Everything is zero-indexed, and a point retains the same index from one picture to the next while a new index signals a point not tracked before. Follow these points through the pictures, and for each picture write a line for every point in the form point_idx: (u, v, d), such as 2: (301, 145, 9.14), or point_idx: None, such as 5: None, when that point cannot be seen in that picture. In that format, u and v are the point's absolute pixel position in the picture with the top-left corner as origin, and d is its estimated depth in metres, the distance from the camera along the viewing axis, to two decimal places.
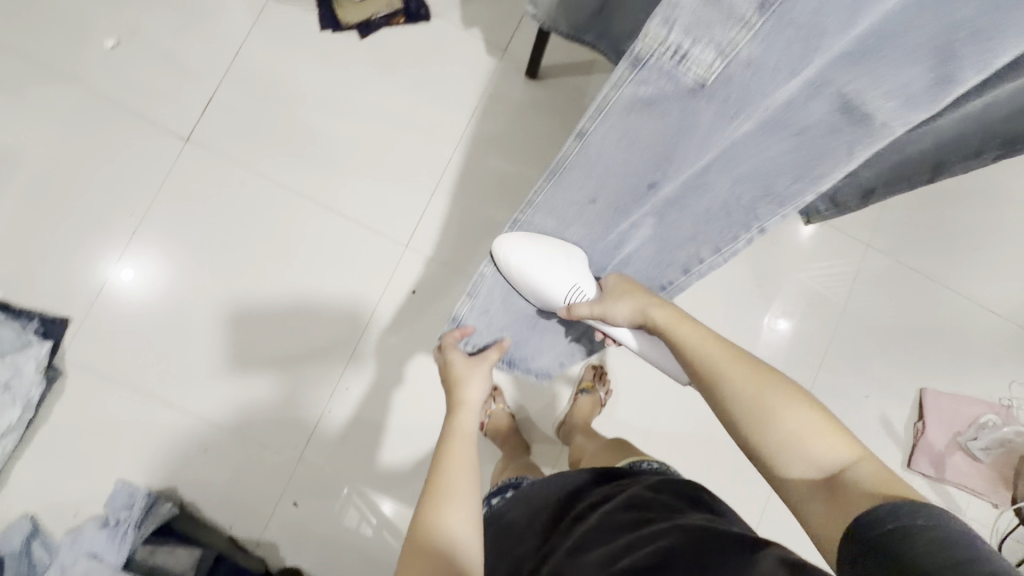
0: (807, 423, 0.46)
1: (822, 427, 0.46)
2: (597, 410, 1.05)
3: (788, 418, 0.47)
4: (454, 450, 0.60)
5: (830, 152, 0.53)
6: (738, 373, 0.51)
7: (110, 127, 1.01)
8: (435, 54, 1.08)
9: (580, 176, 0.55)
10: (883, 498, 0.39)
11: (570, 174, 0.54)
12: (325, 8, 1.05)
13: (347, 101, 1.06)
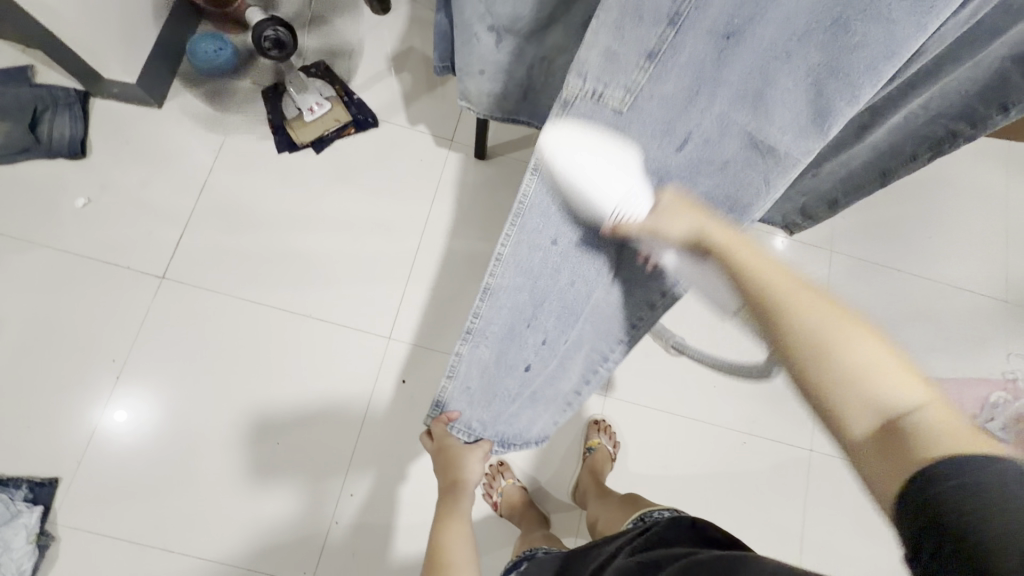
0: (871, 361, 0.40)
1: (889, 365, 0.40)
2: (608, 465, 1.03)
3: (852, 352, 0.41)
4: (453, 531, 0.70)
5: (751, 187, 0.53)
6: (805, 302, 0.45)
7: (86, 280, 1.04)
8: (388, 154, 1.15)
9: (540, 216, 0.55)
10: (958, 446, 0.32)
11: (530, 216, 0.55)
12: (279, 131, 1.11)
13: (312, 213, 1.11)
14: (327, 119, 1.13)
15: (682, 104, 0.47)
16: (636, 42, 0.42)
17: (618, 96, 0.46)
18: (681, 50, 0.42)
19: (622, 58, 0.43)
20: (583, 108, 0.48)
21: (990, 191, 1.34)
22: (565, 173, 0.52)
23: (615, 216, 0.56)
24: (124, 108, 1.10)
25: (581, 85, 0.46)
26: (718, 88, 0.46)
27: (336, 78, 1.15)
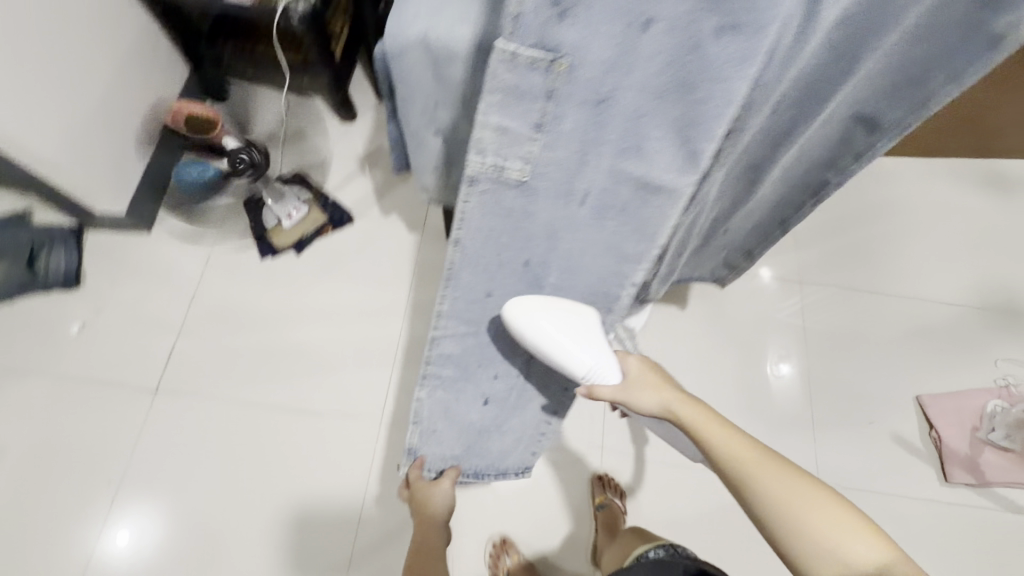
0: (829, 520, 0.54)
1: (844, 519, 0.54)
2: (621, 519, 1.01)
3: (818, 520, 0.54)
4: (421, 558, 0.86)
5: (652, 218, 0.60)
6: (765, 473, 0.57)
7: (81, 404, 1.06)
8: (365, 246, 1.22)
9: (470, 274, 0.64)
10: None
11: (460, 276, 0.64)
12: (261, 238, 1.19)
13: (297, 310, 1.16)
14: (305, 222, 1.20)
15: (571, 163, 0.55)
16: (524, 116, 0.52)
17: (518, 167, 0.55)
18: (559, 124, 0.52)
19: (513, 139, 0.53)
20: (488, 181, 0.57)
21: (947, 203, 1.38)
22: (483, 231, 0.61)
23: (538, 264, 0.66)
24: (115, 235, 1.17)
25: (484, 160, 0.55)
26: (594, 148, 0.54)
27: (311, 181, 1.24)
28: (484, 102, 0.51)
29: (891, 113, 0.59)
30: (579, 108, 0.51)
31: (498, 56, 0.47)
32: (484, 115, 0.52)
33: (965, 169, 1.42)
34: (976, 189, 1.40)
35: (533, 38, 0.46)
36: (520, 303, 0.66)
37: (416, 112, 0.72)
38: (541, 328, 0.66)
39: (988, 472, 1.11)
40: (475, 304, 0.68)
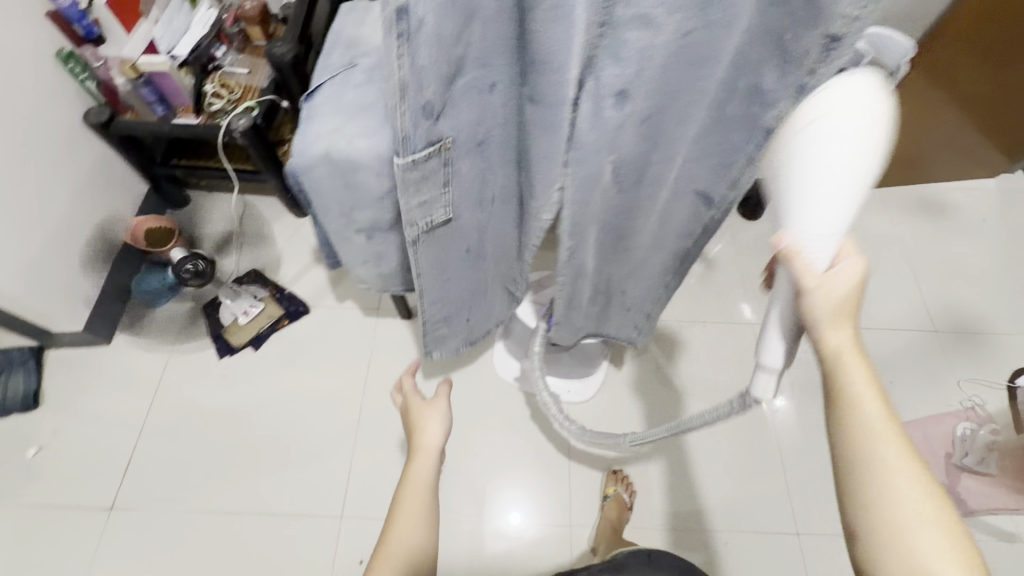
0: (942, 552, 0.39)
1: (960, 563, 0.39)
2: (625, 514, 1.05)
3: (926, 546, 0.39)
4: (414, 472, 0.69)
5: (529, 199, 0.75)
6: (897, 460, 0.41)
7: (36, 530, 1.04)
8: (321, 334, 1.24)
9: (435, 278, 0.79)
10: None
11: (429, 281, 0.79)
12: (219, 337, 1.21)
13: (255, 406, 1.16)
14: (261, 317, 1.23)
15: (468, 188, 0.68)
16: (427, 176, 0.61)
17: (440, 208, 0.66)
18: (458, 165, 0.63)
19: (430, 174, 0.61)
20: (427, 223, 0.67)
21: (884, 232, 1.44)
22: (434, 259, 0.76)
23: (476, 248, 0.81)
24: (75, 352, 1.19)
25: (416, 208, 0.64)
26: (478, 174, 0.66)
27: (266, 276, 1.28)
28: (399, 151, 0.56)
29: (714, 191, 0.60)
30: (470, 146, 0.62)
31: (392, 112, 0.52)
32: (403, 160, 0.58)
33: (894, 198, 1.49)
34: (908, 216, 1.47)
35: (426, 98, 0.52)
36: (815, 104, 0.42)
37: (333, 217, 0.77)
38: (795, 170, 0.42)
39: (969, 500, 1.07)
40: (447, 286, 0.84)
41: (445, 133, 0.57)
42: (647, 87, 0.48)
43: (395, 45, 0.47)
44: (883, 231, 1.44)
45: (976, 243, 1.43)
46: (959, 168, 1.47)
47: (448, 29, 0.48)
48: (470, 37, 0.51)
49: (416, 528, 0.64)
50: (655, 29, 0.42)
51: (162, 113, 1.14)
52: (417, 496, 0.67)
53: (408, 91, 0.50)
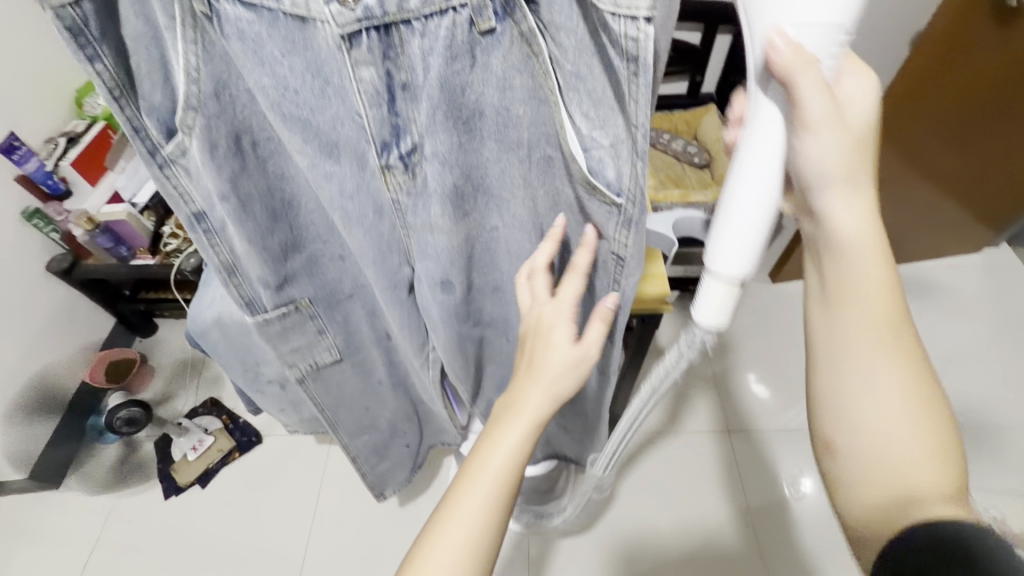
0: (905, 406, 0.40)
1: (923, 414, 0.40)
2: None
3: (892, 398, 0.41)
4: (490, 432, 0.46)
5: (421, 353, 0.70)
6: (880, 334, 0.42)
7: None
8: (273, 467, 1.20)
9: (346, 414, 0.78)
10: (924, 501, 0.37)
11: (340, 417, 0.77)
12: (167, 476, 1.18)
13: (197, 555, 1.10)
14: (210, 452, 1.20)
15: (353, 338, 0.68)
16: (299, 334, 0.62)
17: (323, 357, 0.67)
18: (327, 318, 0.63)
19: (296, 326, 0.61)
20: (310, 371, 0.67)
21: None
22: (336, 402, 0.75)
23: (391, 385, 0.78)
24: (22, 503, 1.16)
25: (296, 367, 0.66)
26: (356, 322, 0.66)
27: (220, 407, 1.26)
28: (247, 312, 0.58)
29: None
30: (341, 306, 0.63)
31: (226, 284, 0.55)
32: (255, 318, 0.58)
33: None
34: None
35: (255, 275, 0.54)
36: None
37: (239, 372, 0.76)
38: None
39: None
40: (366, 428, 0.82)
41: (298, 293, 0.58)
42: (467, 273, 0.53)
43: (203, 237, 0.51)
44: None
45: (967, 327, 1.34)
46: (936, 248, 1.41)
47: (253, 227, 0.49)
48: (293, 222, 0.53)
49: (511, 460, 0.44)
50: (443, 234, 0.47)
51: (123, 254, 1.17)
52: (522, 428, 0.45)
53: (236, 268, 0.54)
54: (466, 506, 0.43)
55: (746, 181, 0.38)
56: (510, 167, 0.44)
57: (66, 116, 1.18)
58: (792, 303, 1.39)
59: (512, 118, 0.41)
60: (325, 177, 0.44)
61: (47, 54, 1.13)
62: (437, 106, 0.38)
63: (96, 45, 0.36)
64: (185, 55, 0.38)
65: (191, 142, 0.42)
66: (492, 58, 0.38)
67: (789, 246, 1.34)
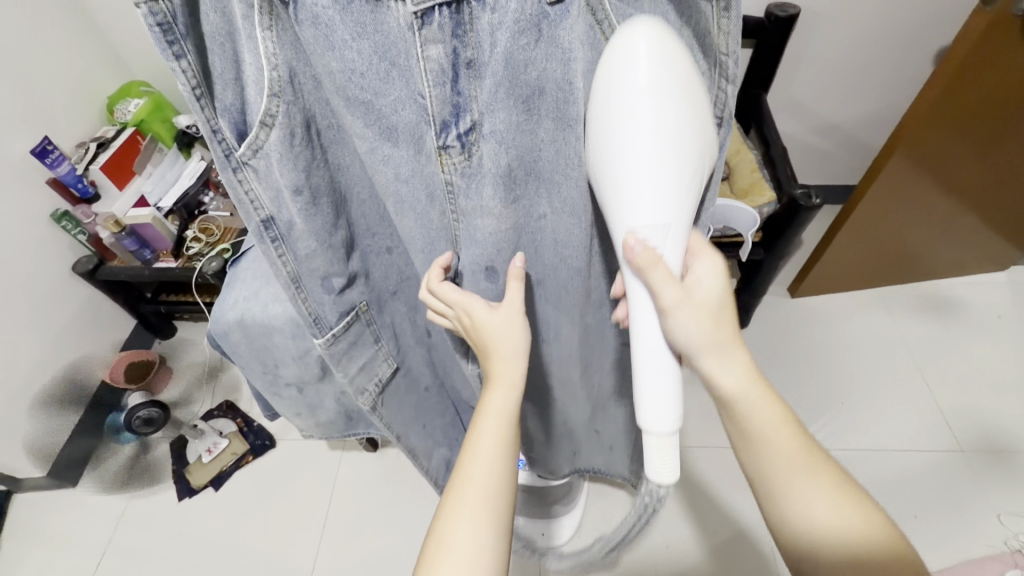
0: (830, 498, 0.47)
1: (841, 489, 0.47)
2: None
3: (817, 499, 0.46)
4: (474, 426, 0.48)
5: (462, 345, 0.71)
6: (787, 442, 0.47)
7: None
8: (287, 471, 1.20)
9: (408, 427, 0.79)
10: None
11: (404, 433, 0.78)
12: (181, 478, 1.18)
13: (208, 559, 1.10)
14: (224, 455, 1.21)
15: (398, 338, 0.69)
16: (364, 346, 0.64)
17: (383, 368, 0.68)
18: (380, 314, 0.64)
19: (358, 337, 0.62)
20: (374, 388, 0.68)
21: (887, 336, 1.33)
22: (395, 415, 0.75)
23: (435, 384, 0.81)
24: (41, 500, 1.17)
25: (364, 388, 0.67)
26: (396, 320, 0.68)
27: (234, 410, 1.27)
28: (315, 333, 0.58)
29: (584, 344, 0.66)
30: (388, 307, 0.66)
31: (295, 301, 0.55)
32: (324, 339, 0.59)
33: (896, 298, 1.40)
34: (912, 316, 1.36)
35: (320, 278, 0.55)
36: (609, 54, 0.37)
37: (258, 374, 0.76)
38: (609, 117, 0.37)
39: None
40: (423, 434, 0.83)
41: (357, 298, 0.60)
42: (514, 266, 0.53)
43: (270, 248, 0.51)
44: (888, 335, 1.33)
45: (993, 344, 1.31)
46: (962, 264, 1.38)
47: (320, 221, 0.50)
48: (350, 217, 0.54)
49: (496, 458, 0.46)
50: (495, 219, 0.47)
51: (147, 257, 1.20)
52: (498, 424, 0.47)
53: (301, 280, 0.54)
54: (462, 516, 0.44)
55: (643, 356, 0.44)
56: (564, 148, 0.44)
57: (98, 122, 1.22)
58: (812, 318, 1.37)
59: (573, 94, 0.41)
60: (383, 161, 0.46)
61: (83, 63, 1.17)
62: (504, 80, 0.39)
63: (182, 42, 0.36)
64: (263, 41, 0.39)
65: (269, 136, 0.43)
66: (559, 30, 0.38)
67: (809, 262, 1.32)
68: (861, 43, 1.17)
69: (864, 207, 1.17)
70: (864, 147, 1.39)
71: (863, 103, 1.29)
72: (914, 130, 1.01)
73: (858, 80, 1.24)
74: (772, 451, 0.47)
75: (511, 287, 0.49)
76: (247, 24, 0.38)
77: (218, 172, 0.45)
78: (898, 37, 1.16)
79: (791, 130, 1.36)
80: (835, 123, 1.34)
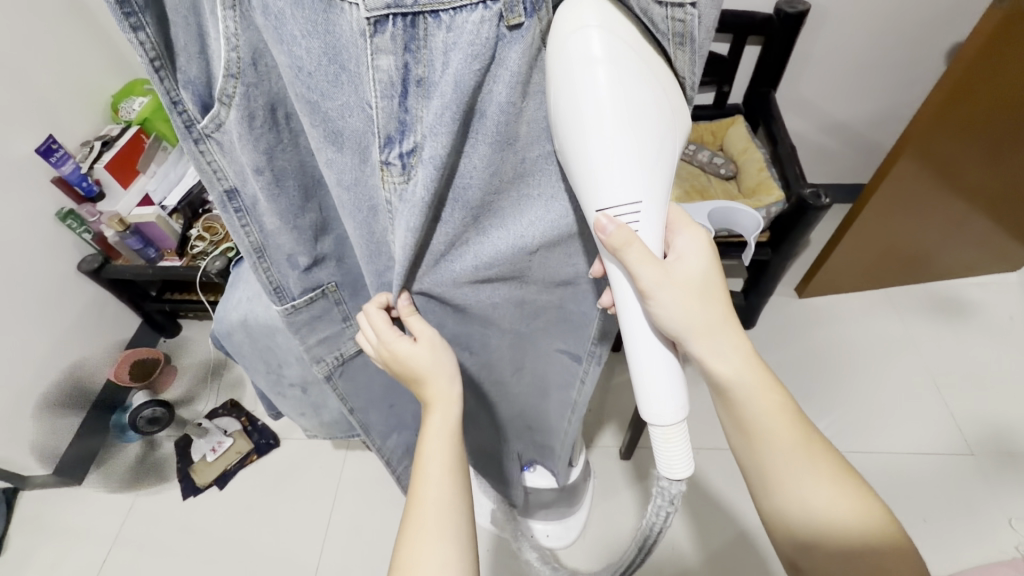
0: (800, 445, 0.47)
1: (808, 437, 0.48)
2: None
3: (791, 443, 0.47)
4: (419, 452, 0.51)
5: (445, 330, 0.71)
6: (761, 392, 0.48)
7: None
8: (291, 470, 1.20)
9: (378, 411, 0.78)
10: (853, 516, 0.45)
11: (370, 415, 0.77)
12: (185, 477, 1.18)
13: (212, 557, 1.10)
14: (229, 453, 1.21)
15: None
16: (326, 321, 0.62)
17: (351, 348, 0.67)
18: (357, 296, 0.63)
19: (323, 313, 0.61)
20: (335, 361, 0.67)
21: (895, 337, 1.32)
22: (360, 395, 0.74)
23: None
24: (46, 497, 1.18)
25: (325, 361, 0.66)
26: None
27: (238, 408, 1.28)
28: (274, 300, 0.57)
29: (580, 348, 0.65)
30: (365, 292, 0.64)
31: (256, 270, 0.54)
32: (283, 307, 0.58)
33: (905, 299, 1.38)
34: (921, 317, 1.35)
35: (286, 254, 0.54)
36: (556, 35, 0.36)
37: (262, 374, 0.76)
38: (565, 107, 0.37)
39: None
40: (396, 422, 0.82)
41: (325, 277, 0.59)
42: (492, 262, 0.51)
43: (233, 218, 0.50)
44: (897, 336, 1.32)
45: (1004, 346, 1.29)
46: (972, 264, 1.36)
47: (284, 202, 0.50)
48: (323, 203, 0.53)
49: (450, 477, 0.50)
50: (452, 223, 0.47)
51: (152, 255, 1.20)
52: (443, 441, 0.51)
53: (266, 251, 0.53)
54: (425, 541, 0.46)
55: (633, 334, 0.46)
56: (500, 164, 0.44)
57: (101, 121, 1.22)
58: (820, 318, 1.36)
59: (515, 114, 0.40)
60: (327, 163, 0.45)
61: (86, 61, 1.16)
62: (448, 103, 0.37)
63: (141, 14, 0.36)
64: (223, 20, 0.37)
65: (230, 113, 0.42)
66: (508, 52, 0.37)
67: (814, 266, 1.32)
68: (870, 40, 1.15)
69: (872, 208, 1.15)
70: (873, 146, 1.37)
71: (872, 100, 1.27)
72: (922, 131, 1.00)
73: (867, 77, 1.22)
74: (759, 418, 0.47)
75: (411, 321, 0.54)
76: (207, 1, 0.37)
77: (180, 141, 0.44)
78: (908, 33, 1.14)
79: (799, 128, 1.34)
80: (843, 122, 1.32)
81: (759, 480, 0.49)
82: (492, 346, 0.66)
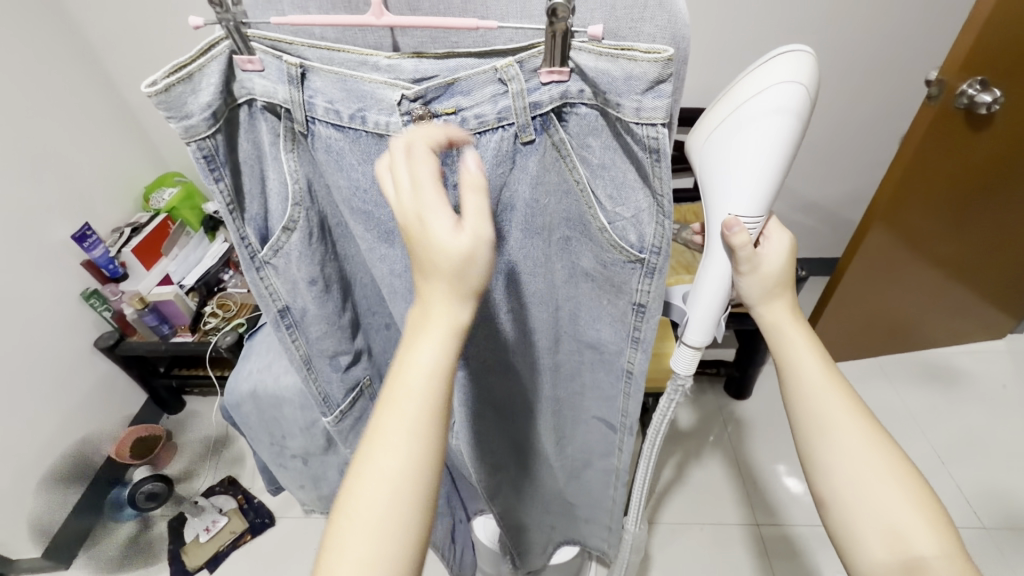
0: (873, 449, 0.46)
1: (884, 443, 0.46)
2: None
3: (859, 444, 0.46)
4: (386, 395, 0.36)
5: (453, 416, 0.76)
6: (834, 391, 0.48)
7: None
8: (287, 551, 1.17)
9: None
10: (925, 525, 0.43)
11: None
12: (175, 561, 1.15)
13: None
14: (222, 534, 1.18)
15: None
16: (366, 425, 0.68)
17: None
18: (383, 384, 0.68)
19: (364, 411, 0.67)
20: None
21: (892, 406, 1.33)
22: None
23: None
24: None
25: None
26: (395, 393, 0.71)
27: (237, 486, 1.27)
28: (325, 412, 0.62)
29: (610, 416, 0.65)
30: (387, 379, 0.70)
31: (306, 381, 0.59)
32: (333, 417, 0.64)
33: (898, 368, 1.41)
34: (915, 385, 1.37)
35: (329, 359, 0.59)
36: (757, 71, 0.40)
37: (265, 446, 0.79)
38: (727, 131, 0.42)
39: None
40: None
41: (361, 374, 0.64)
42: (508, 331, 0.57)
43: (285, 334, 0.55)
44: (895, 406, 1.33)
45: (1002, 415, 1.30)
46: (956, 332, 1.41)
47: (330, 306, 0.55)
48: (354, 300, 0.59)
49: (420, 433, 0.35)
50: (505, 300, 0.54)
51: (165, 332, 1.25)
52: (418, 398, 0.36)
53: (311, 361, 0.58)
54: (365, 510, 0.35)
55: (702, 294, 0.51)
56: (533, 250, 0.50)
57: (131, 209, 1.33)
58: None
59: (538, 208, 0.47)
60: (379, 258, 0.51)
61: (124, 156, 1.30)
62: (479, 205, 0.44)
63: (222, 169, 0.43)
64: (286, 160, 0.45)
65: (291, 237, 0.49)
66: (527, 160, 0.43)
67: None
68: (829, 133, 1.29)
69: (849, 279, 1.21)
70: (844, 223, 1.48)
71: (837, 184, 1.38)
72: (886, 208, 1.07)
73: (831, 164, 1.34)
74: (826, 409, 0.47)
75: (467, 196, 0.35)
76: (273, 148, 0.45)
77: (242, 271, 0.49)
78: (861, 126, 1.27)
79: (775, 208, 1.44)
80: (816, 201, 1.43)
81: (802, 431, 0.49)
82: (519, 415, 0.69)
